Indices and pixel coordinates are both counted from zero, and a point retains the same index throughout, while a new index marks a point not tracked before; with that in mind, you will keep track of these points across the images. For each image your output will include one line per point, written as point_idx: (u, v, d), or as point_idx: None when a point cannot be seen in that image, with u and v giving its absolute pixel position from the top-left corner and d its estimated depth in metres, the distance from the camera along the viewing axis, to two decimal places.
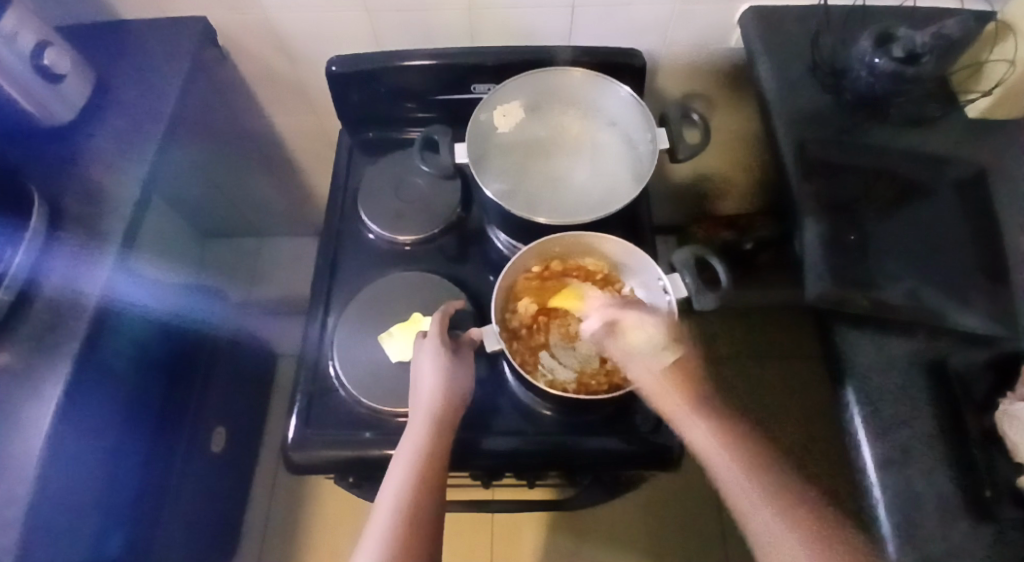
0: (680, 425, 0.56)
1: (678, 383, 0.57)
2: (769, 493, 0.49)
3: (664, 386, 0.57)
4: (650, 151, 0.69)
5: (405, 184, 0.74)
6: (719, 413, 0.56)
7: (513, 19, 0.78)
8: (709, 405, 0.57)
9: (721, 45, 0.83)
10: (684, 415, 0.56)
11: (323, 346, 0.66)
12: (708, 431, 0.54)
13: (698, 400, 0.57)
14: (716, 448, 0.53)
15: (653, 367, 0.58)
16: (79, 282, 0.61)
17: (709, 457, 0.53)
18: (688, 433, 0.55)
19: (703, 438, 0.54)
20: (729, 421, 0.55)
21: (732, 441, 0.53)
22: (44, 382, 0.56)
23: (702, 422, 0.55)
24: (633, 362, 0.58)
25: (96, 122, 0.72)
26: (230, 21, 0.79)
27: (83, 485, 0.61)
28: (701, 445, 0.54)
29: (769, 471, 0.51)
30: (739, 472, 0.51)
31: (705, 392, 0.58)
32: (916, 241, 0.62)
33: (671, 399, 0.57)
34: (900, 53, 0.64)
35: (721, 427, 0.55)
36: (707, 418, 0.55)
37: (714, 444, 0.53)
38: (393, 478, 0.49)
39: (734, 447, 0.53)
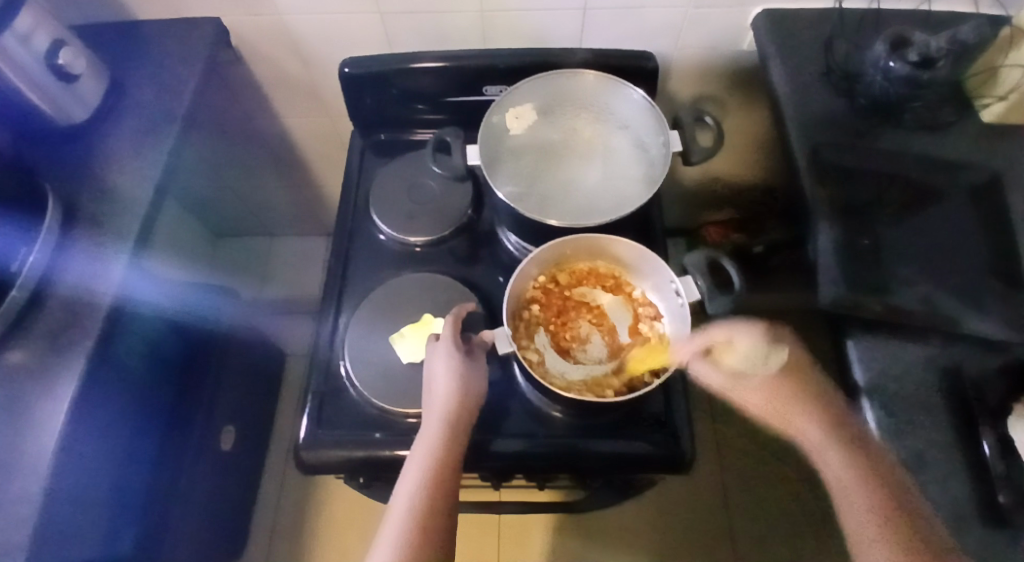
0: (819, 456, 0.57)
1: (790, 402, 0.60)
2: (873, 488, 0.52)
3: (777, 408, 0.61)
4: (662, 154, 0.69)
5: (416, 185, 0.74)
6: (834, 413, 0.57)
7: (525, 21, 0.78)
8: (829, 407, 0.58)
9: (733, 48, 0.83)
10: (802, 421, 0.59)
11: (334, 346, 0.66)
12: (844, 459, 0.55)
13: (814, 403, 0.59)
14: (831, 456, 0.56)
15: (762, 381, 0.62)
16: (94, 278, 0.61)
17: (821, 459, 0.57)
18: (802, 431, 0.59)
19: (835, 466, 0.55)
20: (839, 413, 0.57)
21: (847, 454, 0.55)
22: (58, 380, 0.56)
23: (829, 445, 0.56)
24: (747, 382, 0.62)
25: (111, 122, 0.73)
26: (244, 23, 0.80)
27: (96, 483, 0.61)
28: (834, 472, 0.55)
29: (874, 476, 0.52)
30: (865, 489, 0.52)
31: (828, 405, 0.58)
32: (930, 247, 0.61)
33: (791, 415, 0.60)
34: (915, 57, 0.64)
35: (841, 440, 0.56)
36: (831, 431, 0.57)
37: (834, 457, 0.56)
38: (407, 480, 0.49)
39: (866, 474, 0.53)
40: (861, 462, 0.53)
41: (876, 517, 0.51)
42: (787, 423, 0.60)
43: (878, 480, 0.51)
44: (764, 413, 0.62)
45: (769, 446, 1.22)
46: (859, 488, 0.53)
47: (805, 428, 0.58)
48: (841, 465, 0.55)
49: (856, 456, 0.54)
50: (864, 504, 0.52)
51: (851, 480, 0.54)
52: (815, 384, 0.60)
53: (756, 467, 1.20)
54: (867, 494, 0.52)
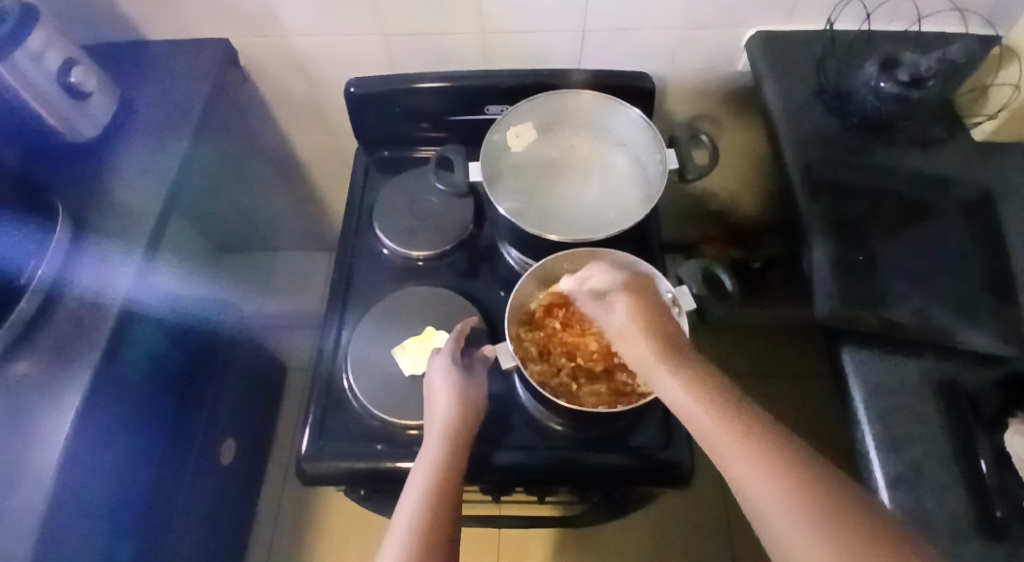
0: (658, 384, 0.47)
1: (648, 327, 0.49)
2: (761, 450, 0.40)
3: (640, 329, 0.49)
4: (658, 172, 0.70)
5: (419, 201, 0.76)
6: (699, 370, 0.46)
7: (526, 43, 0.80)
8: (686, 356, 0.47)
9: (728, 68, 0.85)
10: (654, 365, 0.47)
11: (337, 358, 0.67)
12: (675, 380, 0.45)
13: (677, 355, 0.47)
14: (706, 420, 0.43)
15: (620, 321, 0.51)
16: (104, 285, 0.63)
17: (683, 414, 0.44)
18: (660, 387, 0.47)
19: (669, 389, 0.46)
20: (695, 367, 0.46)
21: (726, 416, 0.42)
22: (64, 392, 0.57)
23: (663, 368, 0.46)
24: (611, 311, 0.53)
25: (120, 139, 0.74)
26: (253, 44, 0.82)
27: (94, 493, 0.61)
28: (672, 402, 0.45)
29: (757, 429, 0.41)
30: (738, 448, 0.40)
31: (673, 337, 0.49)
32: (923, 262, 0.62)
33: (638, 344, 0.49)
34: (905, 77, 0.66)
35: (702, 384, 0.44)
36: (671, 359, 0.47)
37: (711, 425, 0.42)
38: (409, 495, 0.49)
39: (709, 395, 0.44)
40: (718, 396, 0.43)
41: (762, 468, 0.39)
42: (646, 370, 0.48)
43: (738, 415, 0.42)
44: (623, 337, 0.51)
45: None
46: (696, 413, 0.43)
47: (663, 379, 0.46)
48: (677, 386, 0.45)
49: (699, 389, 0.44)
50: (739, 455, 0.40)
51: (710, 420, 0.42)
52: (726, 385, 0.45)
53: None
54: (750, 452, 0.40)
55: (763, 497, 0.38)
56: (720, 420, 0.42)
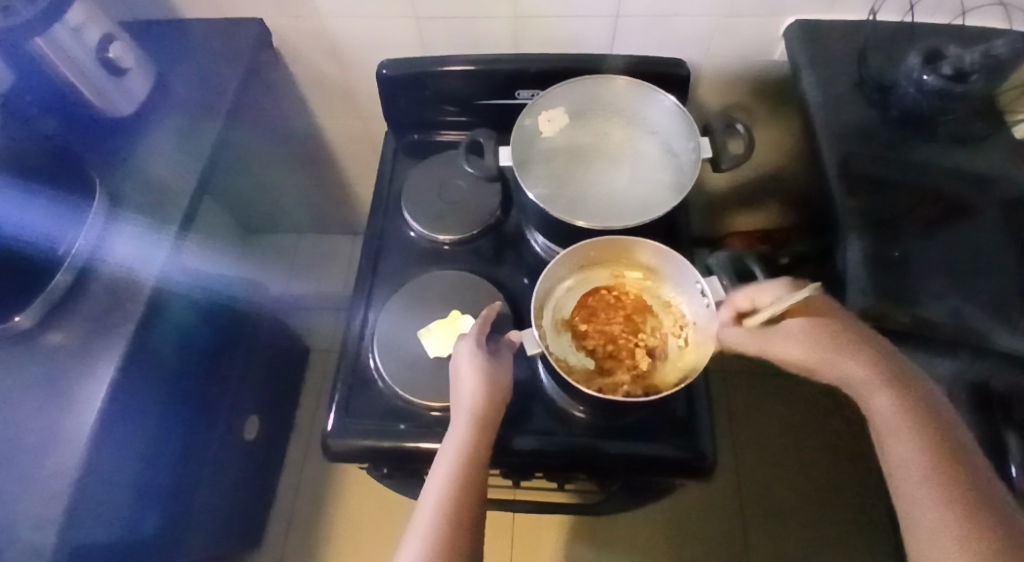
0: (841, 371, 0.50)
1: (835, 346, 0.50)
2: (936, 454, 0.44)
3: (819, 356, 0.51)
4: (692, 160, 0.70)
5: (447, 185, 0.76)
6: (890, 370, 0.49)
7: (559, 28, 0.79)
8: (899, 377, 0.49)
9: (765, 58, 0.83)
10: (865, 384, 0.49)
11: (363, 339, 0.68)
12: (863, 371, 0.49)
13: (887, 372, 0.49)
14: (903, 443, 0.46)
15: (796, 343, 0.52)
16: (139, 259, 0.64)
17: (885, 436, 0.47)
18: (841, 368, 0.50)
19: (882, 408, 0.48)
20: (880, 358, 0.50)
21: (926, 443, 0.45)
22: (99, 361, 0.59)
23: (870, 378, 0.49)
24: (781, 337, 0.53)
25: (156, 115, 0.75)
26: (286, 24, 0.83)
27: (125, 460, 0.63)
28: (857, 382, 0.50)
29: (947, 459, 0.44)
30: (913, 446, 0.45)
31: (854, 335, 0.51)
32: (961, 261, 0.61)
33: (832, 356, 0.50)
34: (948, 71, 0.65)
35: (914, 410, 0.47)
36: (871, 360, 0.50)
37: (908, 449, 0.45)
38: (435, 476, 0.50)
39: (918, 422, 0.46)
40: (918, 408, 0.47)
41: (935, 490, 0.43)
42: (824, 365, 0.51)
43: (934, 444, 0.45)
44: (796, 361, 0.52)
45: (790, 460, 1.20)
46: (890, 430, 0.47)
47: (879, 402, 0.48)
48: (889, 408, 0.47)
49: (889, 388, 0.48)
50: (920, 475, 0.44)
51: (906, 438, 0.46)
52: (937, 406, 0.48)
53: (775, 481, 1.18)
54: (937, 481, 0.43)
55: (914, 489, 0.44)
56: (909, 443, 0.46)
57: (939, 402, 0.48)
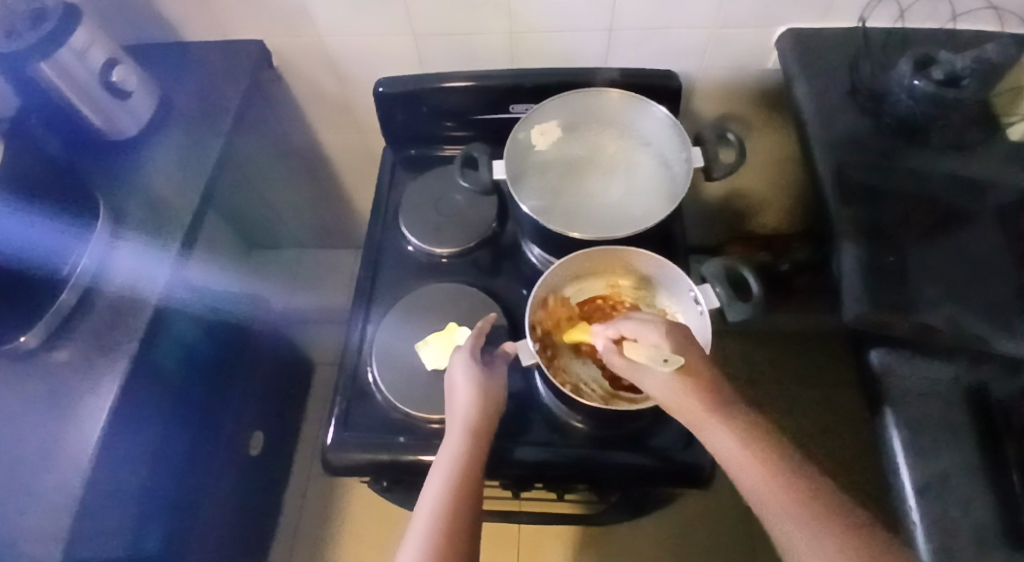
0: (706, 433, 0.50)
1: (687, 383, 0.51)
2: (795, 493, 0.44)
3: (678, 393, 0.51)
4: (685, 169, 0.70)
5: (444, 199, 0.77)
6: (738, 412, 0.50)
7: (553, 42, 0.81)
8: (734, 409, 0.50)
9: (758, 67, 0.84)
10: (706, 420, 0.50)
11: (362, 352, 0.68)
12: (730, 433, 0.48)
13: (721, 406, 0.50)
14: (749, 473, 0.46)
15: (659, 377, 0.53)
16: (141, 278, 0.65)
17: (735, 469, 0.47)
18: (712, 440, 0.49)
19: (726, 447, 0.48)
20: (722, 402, 0.50)
21: (773, 470, 0.46)
22: (102, 378, 0.60)
23: (716, 427, 0.49)
24: (648, 375, 0.53)
25: (159, 135, 0.77)
26: (286, 44, 0.84)
27: (129, 476, 0.64)
28: (720, 449, 0.48)
29: (797, 481, 0.45)
30: (772, 488, 0.44)
31: (711, 382, 0.51)
32: (957, 267, 0.61)
33: (694, 405, 0.51)
34: (940, 75, 0.65)
35: (755, 439, 0.48)
36: (715, 409, 0.50)
37: (756, 476, 0.46)
38: (429, 488, 0.50)
39: (762, 451, 0.47)
40: (758, 447, 0.47)
41: (800, 513, 0.43)
42: (687, 413, 0.51)
43: (777, 469, 0.46)
44: (664, 397, 0.52)
45: None
46: (743, 463, 0.47)
47: (718, 436, 0.49)
48: (727, 443, 0.48)
49: (739, 430, 0.48)
50: (777, 501, 0.44)
51: (751, 467, 0.46)
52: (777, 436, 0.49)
53: None
54: (797, 508, 0.43)
55: (791, 531, 0.42)
56: (760, 469, 0.46)
57: (778, 435, 0.49)
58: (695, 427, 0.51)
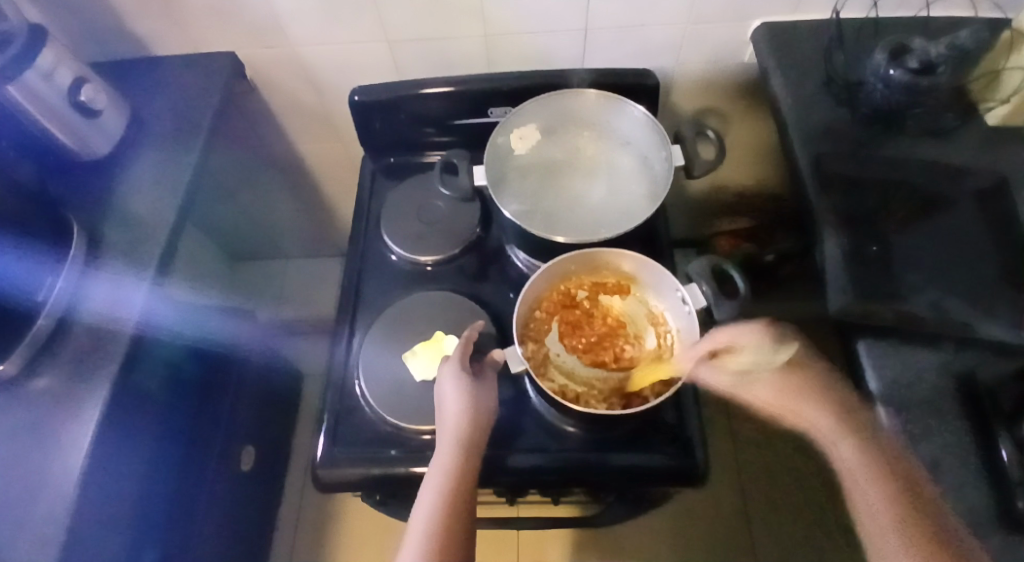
0: (829, 444, 0.57)
1: (793, 392, 0.60)
2: (892, 495, 0.50)
3: (779, 399, 0.60)
4: (665, 168, 0.70)
5: (426, 206, 0.76)
6: (862, 426, 0.55)
7: (529, 44, 0.80)
8: (865, 434, 0.54)
9: (735, 61, 0.84)
10: (837, 442, 0.55)
11: (349, 365, 0.67)
12: (855, 454, 0.54)
13: (851, 429, 0.55)
14: (868, 486, 0.52)
15: (768, 384, 0.60)
16: (120, 303, 0.64)
17: (852, 485, 0.54)
18: (837, 452, 0.56)
19: (846, 457, 0.55)
20: (857, 418, 0.56)
21: (883, 495, 0.51)
22: (83, 404, 0.58)
23: (841, 438, 0.55)
24: (758, 382, 0.60)
25: (133, 154, 0.76)
26: (258, 55, 0.83)
27: (117, 501, 0.62)
28: (848, 466, 0.55)
29: (896, 482, 0.50)
30: (875, 490, 0.52)
31: (835, 401, 0.58)
32: (940, 254, 0.61)
33: (794, 412, 0.59)
34: (915, 64, 0.65)
35: (874, 462, 0.52)
36: (846, 429, 0.55)
37: (875, 505, 0.51)
38: (422, 501, 0.50)
39: (869, 461, 0.53)
40: (884, 468, 0.51)
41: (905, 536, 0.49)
42: (789, 412, 0.60)
43: (901, 495, 0.50)
44: (768, 402, 0.61)
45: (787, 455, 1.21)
46: (863, 484, 0.53)
47: (841, 453, 0.55)
48: (853, 457, 0.54)
49: (869, 450, 0.53)
50: (887, 524, 0.50)
51: (878, 497, 0.51)
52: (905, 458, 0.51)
53: (775, 480, 1.18)
54: (916, 540, 0.48)
55: (875, 519, 0.51)
56: (893, 513, 0.50)
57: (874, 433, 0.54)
58: (823, 438, 0.57)
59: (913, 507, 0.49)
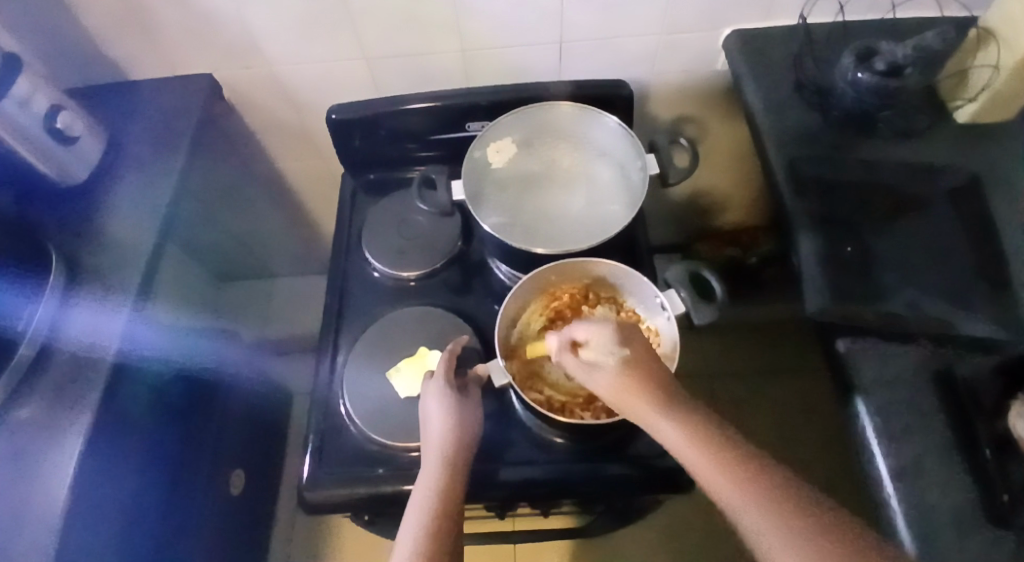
0: (647, 425, 0.46)
1: (641, 379, 0.47)
2: (763, 491, 0.39)
3: (620, 392, 0.48)
4: (640, 177, 0.71)
5: (407, 222, 0.76)
6: (688, 406, 0.46)
7: (506, 58, 0.81)
8: (677, 397, 0.46)
9: (709, 69, 0.85)
10: (643, 410, 0.46)
11: (333, 384, 0.67)
12: (673, 427, 0.44)
13: (669, 403, 0.46)
14: (701, 471, 0.42)
15: (608, 376, 0.48)
16: (99, 331, 0.63)
17: (687, 464, 0.43)
18: (654, 430, 0.46)
19: (667, 433, 0.44)
20: (671, 393, 0.47)
21: (750, 481, 0.40)
22: (65, 433, 0.57)
23: (660, 416, 0.45)
24: (597, 372, 0.49)
25: (111, 179, 0.75)
26: (236, 77, 0.83)
27: (104, 531, 0.62)
28: (666, 442, 0.44)
29: (752, 475, 0.40)
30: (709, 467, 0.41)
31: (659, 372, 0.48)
32: (915, 252, 0.62)
33: (634, 396, 0.47)
34: (882, 66, 0.66)
35: (695, 423, 0.44)
36: (661, 402, 0.46)
37: (709, 470, 0.41)
38: (408, 521, 0.49)
39: (707, 443, 0.43)
40: (712, 441, 0.42)
41: (770, 518, 0.38)
42: (621, 401, 0.48)
43: (735, 460, 0.41)
44: (609, 394, 0.48)
45: None
46: (699, 463, 0.42)
47: (648, 416, 0.46)
48: (673, 434, 0.44)
49: (697, 434, 0.43)
50: (738, 496, 0.40)
51: (706, 465, 0.41)
52: (726, 429, 0.44)
53: None
54: (755, 501, 0.39)
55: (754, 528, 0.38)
56: (724, 472, 0.41)
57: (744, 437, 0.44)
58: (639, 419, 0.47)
59: (759, 470, 0.40)
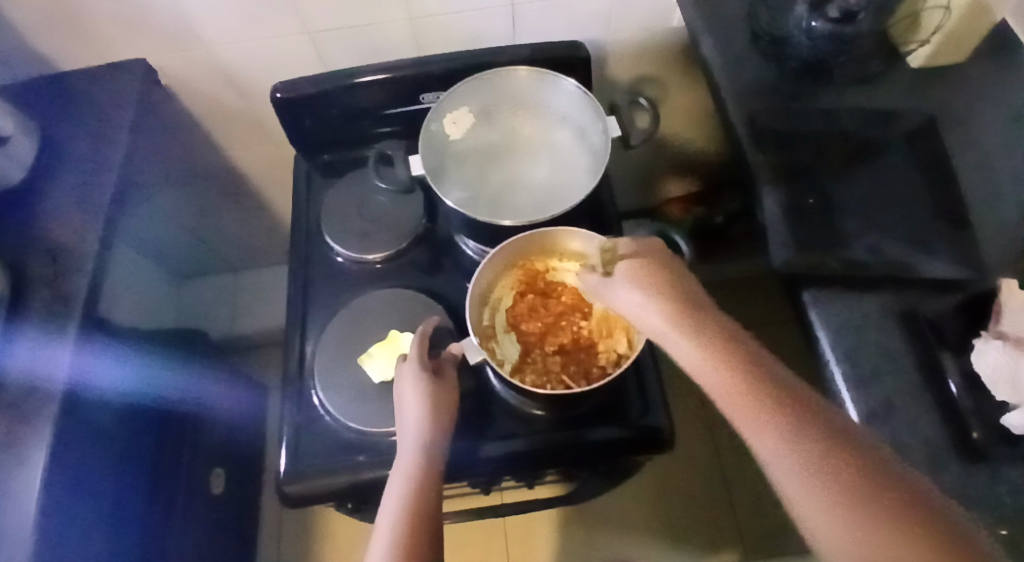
0: (669, 346, 0.48)
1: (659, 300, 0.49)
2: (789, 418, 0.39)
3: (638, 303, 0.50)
4: (602, 141, 0.69)
5: (367, 202, 0.74)
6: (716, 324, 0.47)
7: (457, 25, 0.78)
8: (701, 320, 0.47)
9: (664, 27, 0.83)
10: (665, 334, 0.48)
11: (305, 374, 0.66)
12: (692, 346, 0.46)
13: (690, 319, 0.47)
14: (720, 385, 0.43)
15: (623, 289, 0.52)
16: (50, 341, 0.60)
17: (702, 379, 0.45)
18: (675, 351, 0.47)
19: (684, 352, 0.46)
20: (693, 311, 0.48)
21: (779, 417, 0.39)
22: (26, 452, 0.54)
23: (679, 337, 0.47)
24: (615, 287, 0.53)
25: (46, 179, 0.71)
26: (173, 62, 0.79)
27: (83, 544, 0.60)
28: (687, 361, 0.46)
29: (785, 408, 0.39)
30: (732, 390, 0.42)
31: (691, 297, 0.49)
32: (874, 198, 0.63)
33: (651, 311, 0.49)
34: (835, 14, 0.66)
35: (716, 348, 0.45)
36: (682, 320, 0.48)
37: (733, 400, 0.42)
38: (386, 508, 0.48)
39: (723, 357, 0.44)
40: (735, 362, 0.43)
41: (798, 452, 0.37)
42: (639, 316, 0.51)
43: (750, 379, 0.42)
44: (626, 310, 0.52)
45: None
46: (728, 400, 0.42)
47: (664, 328, 0.48)
48: (690, 351, 0.46)
49: (709, 346, 0.45)
50: (775, 440, 0.38)
51: (731, 396, 0.42)
52: (750, 347, 0.45)
53: None
54: (767, 419, 0.39)
55: (775, 461, 0.38)
56: (756, 404, 0.40)
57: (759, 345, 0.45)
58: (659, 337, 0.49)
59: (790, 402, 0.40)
